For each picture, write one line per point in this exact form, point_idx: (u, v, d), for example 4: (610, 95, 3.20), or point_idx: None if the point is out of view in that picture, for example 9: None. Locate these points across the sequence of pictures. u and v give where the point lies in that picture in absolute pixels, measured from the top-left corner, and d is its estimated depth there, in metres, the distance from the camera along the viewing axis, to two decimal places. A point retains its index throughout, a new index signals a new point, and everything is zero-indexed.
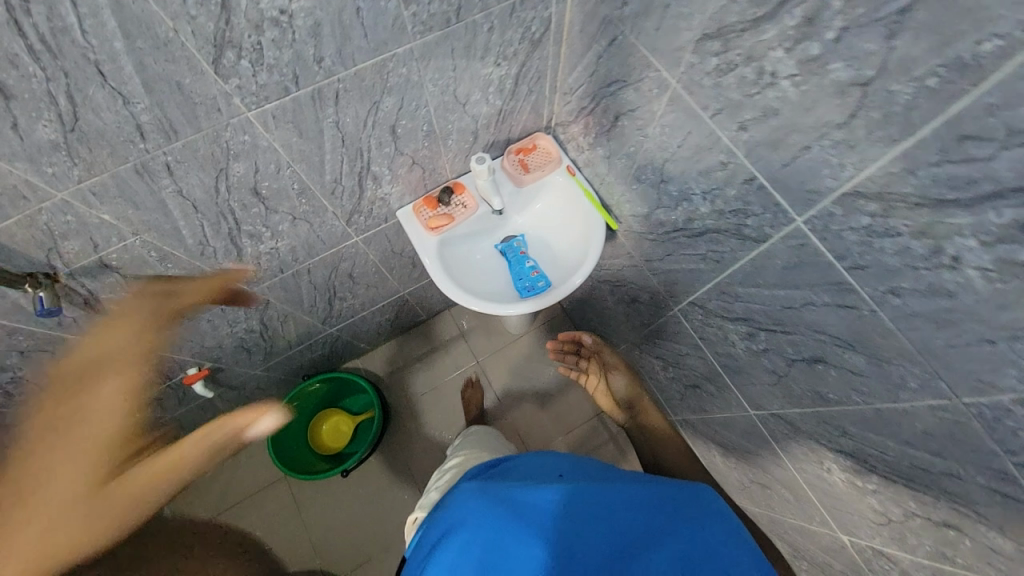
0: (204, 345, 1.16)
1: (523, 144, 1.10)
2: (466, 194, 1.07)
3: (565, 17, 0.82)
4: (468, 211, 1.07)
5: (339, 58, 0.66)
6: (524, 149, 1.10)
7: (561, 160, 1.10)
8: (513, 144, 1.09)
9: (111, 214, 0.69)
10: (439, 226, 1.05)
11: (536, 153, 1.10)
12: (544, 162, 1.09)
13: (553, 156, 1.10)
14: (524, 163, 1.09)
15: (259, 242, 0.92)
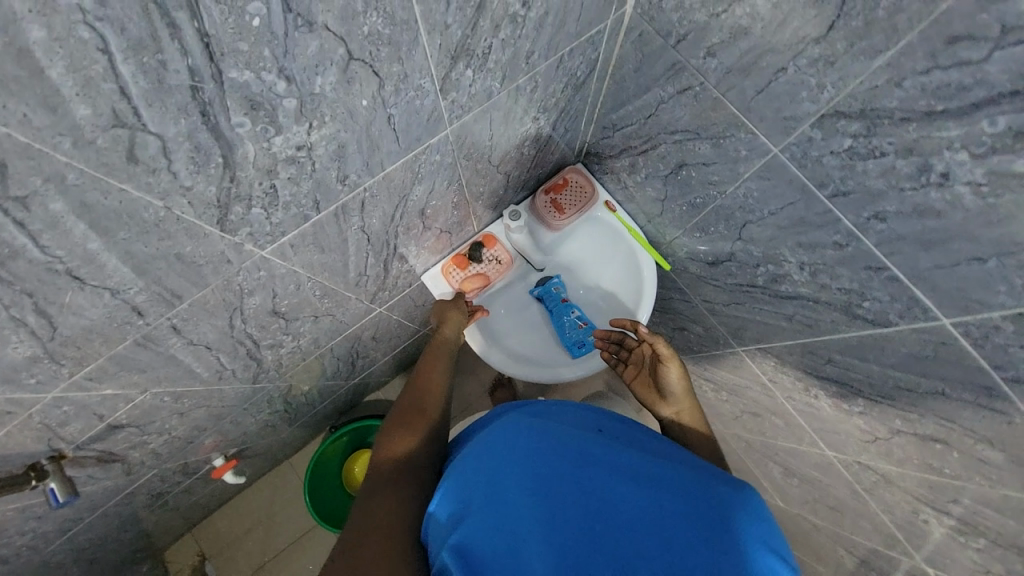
0: (228, 437, 1.06)
1: (555, 182, 0.97)
2: (497, 247, 0.96)
3: (614, 53, 0.67)
4: (503, 266, 0.96)
5: (366, 169, 0.52)
6: (557, 187, 0.97)
7: (599, 195, 0.97)
8: (544, 183, 0.97)
9: (114, 387, 0.57)
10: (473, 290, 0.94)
11: (571, 190, 0.97)
12: (580, 199, 0.97)
13: (590, 191, 0.98)
14: (559, 203, 0.96)
15: (279, 348, 0.80)
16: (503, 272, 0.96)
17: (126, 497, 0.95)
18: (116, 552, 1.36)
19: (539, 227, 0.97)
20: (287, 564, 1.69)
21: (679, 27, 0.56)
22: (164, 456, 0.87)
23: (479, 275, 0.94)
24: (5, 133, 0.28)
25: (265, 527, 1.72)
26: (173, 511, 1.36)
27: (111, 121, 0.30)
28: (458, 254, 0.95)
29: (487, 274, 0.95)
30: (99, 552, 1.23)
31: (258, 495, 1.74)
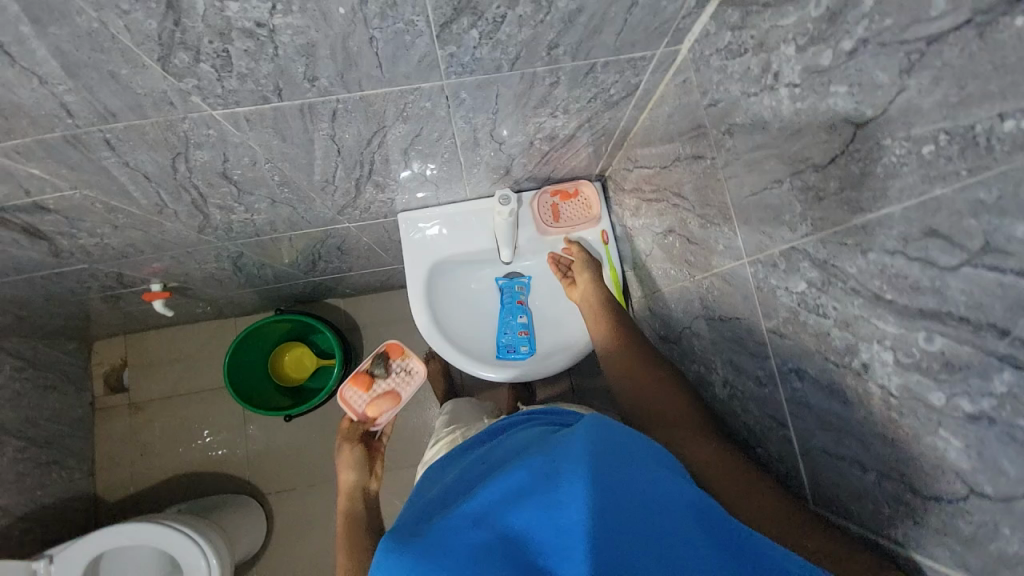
0: (169, 270, 1.09)
1: (563, 185, 0.94)
2: (410, 359, 0.98)
3: (656, 89, 0.62)
4: (413, 381, 0.96)
5: (342, 81, 0.50)
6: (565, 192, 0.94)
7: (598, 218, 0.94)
8: (555, 182, 0.93)
9: (41, 170, 0.58)
10: (383, 413, 0.96)
11: (573, 200, 0.94)
12: (577, 214, 0.94)
13: (590, 211, 0.95)
14: (556, 208, 0.94)
15: (230, 212, 0.81)
16: (416, 381, 0.97)
17: (55, 277, 1.00)
18: (45, 320, 1.43)
19: (529, 222, 0.94)
20: (191, 406, 1.77)
21: (714, 90, 0.51)
22: (96, 256, 0.90)
23: (387, 395, 0.96)
24: None
25: (187, 365, 1.80)
26: (109, 309, 1.42)
27: None
28: (357, 379, 0.96)
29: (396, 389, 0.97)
30: (27, 312, 1.30)
31: (194, 334, 1.81)
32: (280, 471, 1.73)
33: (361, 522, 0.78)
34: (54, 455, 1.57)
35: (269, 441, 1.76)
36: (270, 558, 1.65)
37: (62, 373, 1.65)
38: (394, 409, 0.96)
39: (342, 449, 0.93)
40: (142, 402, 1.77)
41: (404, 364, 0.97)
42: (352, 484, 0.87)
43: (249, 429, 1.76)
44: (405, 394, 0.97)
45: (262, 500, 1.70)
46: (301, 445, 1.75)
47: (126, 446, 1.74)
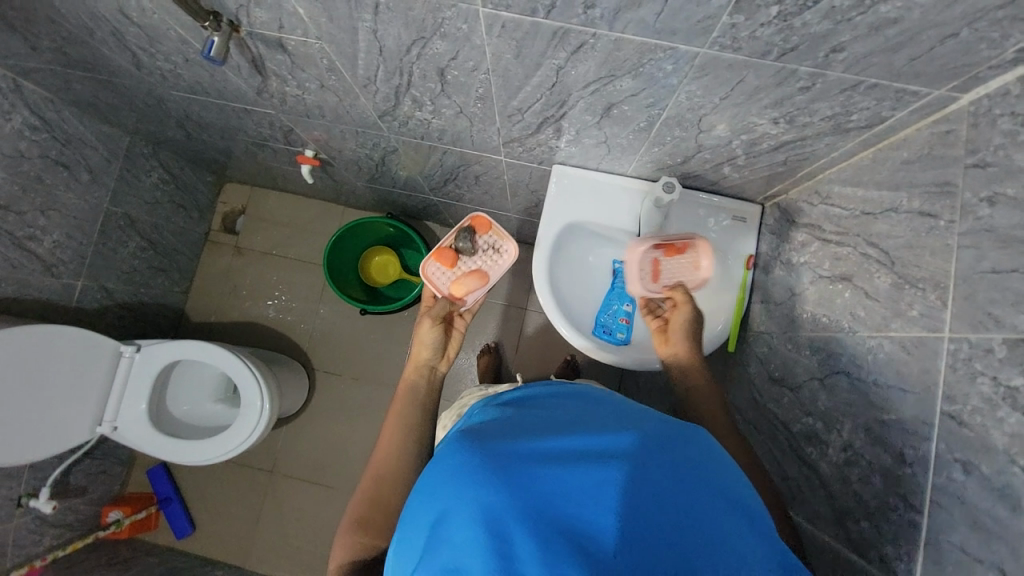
0: (328, 142, 1.18)
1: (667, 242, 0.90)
2: (500, 239, 1.04)
3: (901, 131, 0.58)
4: (502, 259, 1.03)
5: (612, 17, 0.51)
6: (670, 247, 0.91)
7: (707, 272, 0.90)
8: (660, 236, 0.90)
9: (306, 12, 0.63)
10: (470, 287, 0.99)
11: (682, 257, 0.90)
12: (682, 270, 0.91)
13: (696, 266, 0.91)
14: (660, 267, 0.90)
15: (418, 108, 0.85)
16: (502, 262, 1.04)
17: (241, 112, 1.10)
18: (202, 148, 1.60)
19: (632, 276, 0.90)
20: (281, 268, 1.94)
21: (990, 152, 0.47)
22: (285, 107, 0.99)
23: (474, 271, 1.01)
24: None
25: (290, 232, 1.96)
26: (255, 158, 1.56)
27: None
28: (446, 252, 1.01)
29: (482, 266, 1.03)
30: (194, 136, 1.46)
31: (305, 207, 1.96)
32: (333, 354, 1.87)
33: (423, 405, 0.83)
34: (162, 262, 1.79)
35: (335, 326, 1.89)
36: (298, 424, 1.81)
37: (194, 197, 1.85)
38: (480, 286, 1.00)
39: (428, 322, 0.91)
40: (244, 248, 1.96)
41: (491, 243, 1.04)
42: (424, 361, 0.89)
43: (321, 308, 1.91)
44: (490, 272, 1.02)
45: (309, 372, 1.85)
46: (358, 339, 1.87)
47: (220, 281, 1.95)
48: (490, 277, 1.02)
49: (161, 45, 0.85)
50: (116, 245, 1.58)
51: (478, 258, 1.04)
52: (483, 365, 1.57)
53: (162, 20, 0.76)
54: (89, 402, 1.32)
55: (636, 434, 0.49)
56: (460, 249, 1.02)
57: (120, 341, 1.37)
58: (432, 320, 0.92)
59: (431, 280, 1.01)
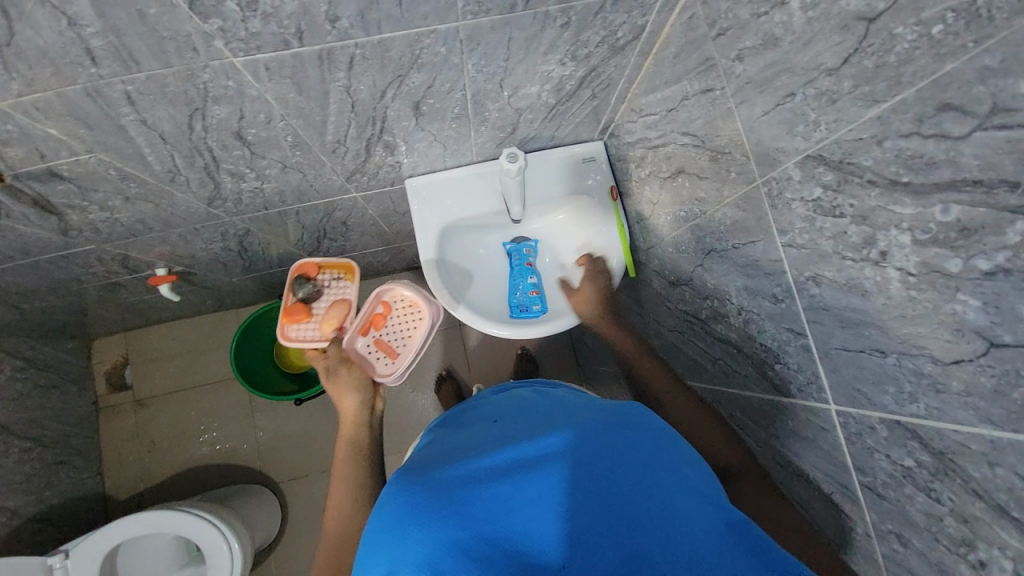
0: (175, 252, 1.10)
1: (365, 320, 1.10)
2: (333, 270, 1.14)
3: (661, 30, 0.64)
4: (348, 280, 1.13)
5: (361, 20, 0.51)
6: (376, 318, 1.11)
7: (417, 300, 1.13)
8: (360, 323, 1.09)
9: (57, 129, 0.58)
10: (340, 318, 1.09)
11: (391, 311, 1.12)
12: (400, 319, 1.13)
13: (406, 303, 1.14)
14: (385, 340, 1.10)
15: (241, 180, 0.81)
16: (350, 281, 1.15)
17: (61, 261, 0.99)
18: (45, 317, 1.42)
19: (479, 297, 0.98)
20: (196, 399, 1.76)
21: (723, 19, 0.52)
22: (104, 235, 0.90)
23: (332, 307, 1.10)
24: None
25: (189, 359, 1.79)
26: (113, 301, 1.42)
27: None
28: (296, 309, 1.08)
29: (337, 296, 1.13)
30: (26, 308, 1.28)
31: (194, 328, 1.80)
32: (290, 460, 1.73)
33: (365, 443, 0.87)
34: (61, 453, 1.56)
35: (279, 430, 1.76)
36: (282, 547, 1.66)
37: (63, 372, 1.63)
38: (348, 313, 1.09)
39: (345, 368, 1.01)
40: (146, 399, 1.76)
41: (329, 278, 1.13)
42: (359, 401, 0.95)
43: (257, 418, 1.76)
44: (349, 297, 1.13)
45: (274, 489, 1.70)
46: (311, 433, 1.75)
47: (133, 444, 1.73)
48: (352, 300, 1.12)
49: None
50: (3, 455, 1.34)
51: (328, 294, 1.13)
52: (445, 396, 1.53)
53: None
54: None
55: (565, 432, 0.53)
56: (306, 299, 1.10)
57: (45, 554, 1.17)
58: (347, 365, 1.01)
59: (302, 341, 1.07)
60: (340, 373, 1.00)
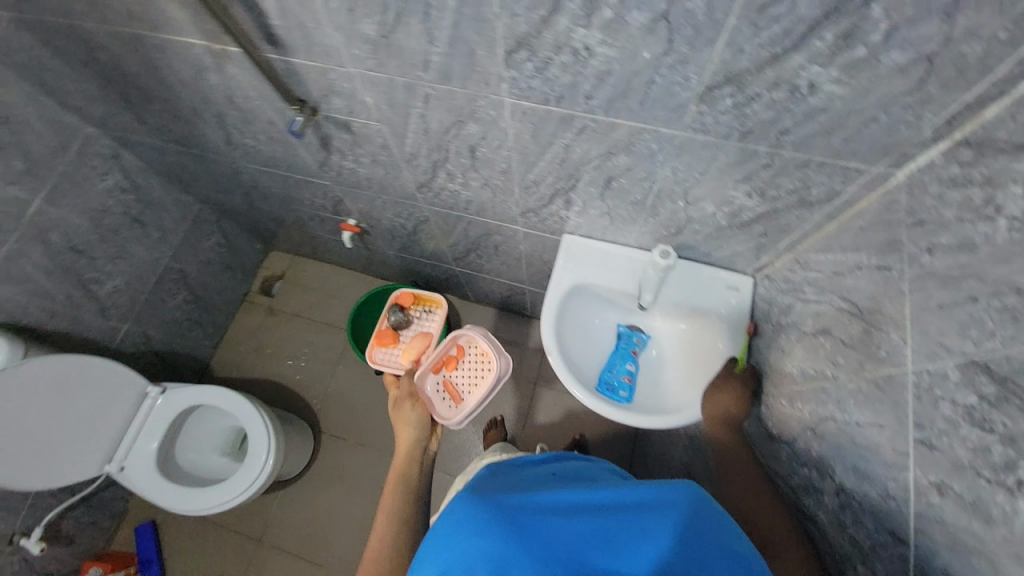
0: (370, 211, 1.37)
1: (440, 359, 1.32)
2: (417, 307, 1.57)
3: (856, 203, 0.68)
4: (432, 316, 1.56)
5: (607, 105, 0.65)
6: (449, 360, 1.32)
7: (488, 352, 1.30)
8: (435, 362, 1.30)
9: (372, 100, 0.82)
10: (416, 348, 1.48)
11: (463, 354, 1.32)
12: (469, 365, 1.32)
13: (477, 351, 1.33)
14: (452, 382, 1.30)
15: (450, 180, 1.02)
16: (435, 317, 1.58)
17: (302, 183, 1.31)
18: (259, 218, 1.83)
19: (578, 356, 1.03)
20: (307, 329, 2.06)
21: (925, 212, 0.55)
22: (340, 178, 1.19)
23: (416, 337, 1.53)
24: None
25: (320, 297, 2.11)
26: (303, 228, 1.78)
27: None
28: (385, 335, 1.52)
29: (421, 329, 1.54)
30: (255, 206, 1.69)
31: (337, 276, 2.14)
32: (342, 417, 1.89)
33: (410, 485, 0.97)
34: (201, 317, 1.94)
35: (349, 387, 1.94)
36: (296, 488, 1.78)
37: (241, 262, 2.05)
38: (427, 344, 1.51)
39: (410, 402, 1.15)
40: (276, 309, 2.10)
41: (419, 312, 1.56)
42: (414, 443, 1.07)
43: (339, 368, 1.98)
44: (432, 330, 1.53)
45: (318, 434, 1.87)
46: (370, 405, 1.90)
47: (248, 337, 2.07)
48: (432, 333, 1.53)
49: (252, 126, 1.05)
50: (165, 297, 1.74)
51: (416, 326, 1.55)
52: (490, 439, 1.54)
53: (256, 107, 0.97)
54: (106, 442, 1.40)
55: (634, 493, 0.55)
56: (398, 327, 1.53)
57: (143, 385, 1.47)
58: (412, 404, 1.15)
59: (386, 363, 1.50)
60: (404, 410, 1.14)
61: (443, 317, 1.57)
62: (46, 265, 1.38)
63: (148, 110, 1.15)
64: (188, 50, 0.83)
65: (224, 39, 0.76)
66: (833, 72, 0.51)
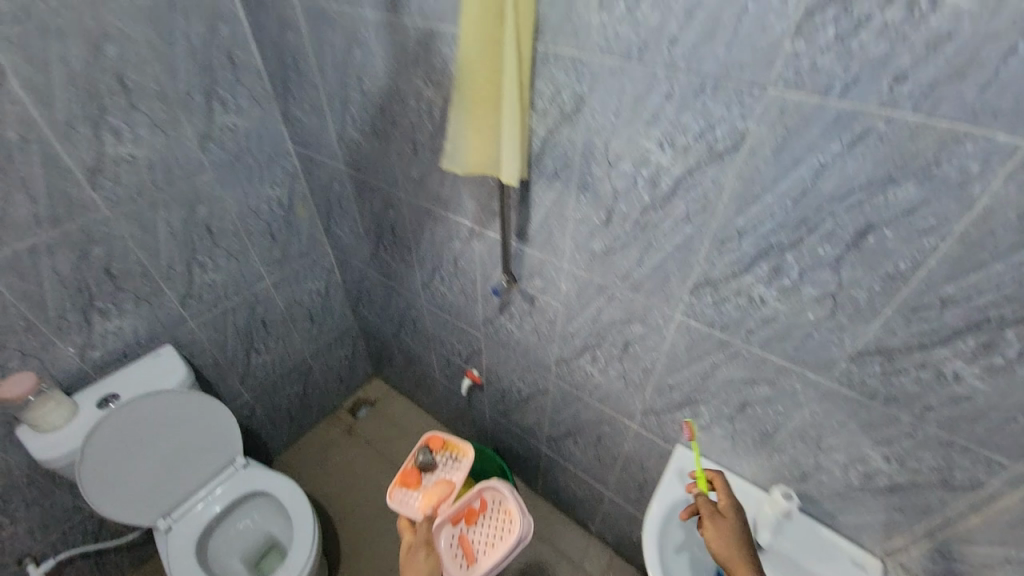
0: (496, 369, 1.56)
1: (462, 510, 1.23)
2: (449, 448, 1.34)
3: (1003, 499, 0.71)
4: (459, 465, 1.30)
5: (764, 342, 0.82)
6: (470, 512, 1.23)
7: (512, 509, 1.21)
8: (454, 513, 1.21)
9: (565, 288, 1.09)
10: (439, 497, 1.23)
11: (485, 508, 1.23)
12: (490, 523, 1.22)
13: (500, 509, 1.24)
14: (468, 538, 1.20)
15: (591, 364, 1.19)
16: (461, 466, 1.30)
17: (456, 330, 1.59)
18: (390, 346, 2.12)
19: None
20: (374, 460, 2.10)
21: None
22: (492, 335, 1.44)
23: (438, 483, 1.26)
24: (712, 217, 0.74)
25: (398, 434, 2.21)
26: (422, 367, 2.01)
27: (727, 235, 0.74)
28: (409, 476, 1.28)
29: (444, 475, 1.28)
30: (396, 336, 1.99)
31: (421, 420, 2.27)
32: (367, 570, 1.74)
33: None
34: (296, 413, 2.12)
35: (388, 537, 1.84)
36: None
37: (351, 376, 2.31)
38: (448, 494, 1.23)
39: (424, 551, 1.07)
40: (355, 431, 2.22)
41: (448, 455, 1.33)
42: None
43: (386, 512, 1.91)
44: (454, 479, 1.27)
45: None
46: (394, 568, 1.75)
47: (319, 449, 2.16)
48: (454, 482, 1.26)
49: (455, 279, 1.38)
50: (283, 384, 1.99)
51: (440, 471, 1.30)
52: None
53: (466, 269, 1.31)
54: (171, 494, 1.44)
55: None
56: (422, 467, 1.29)
57: (235, 453, 1.58)
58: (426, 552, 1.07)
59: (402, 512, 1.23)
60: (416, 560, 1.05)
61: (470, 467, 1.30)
62: (241, 327, 1.70)
63: (384, 248, 1.57)
64: (457, 224, 1.21)
65: (489, 225, 1.12)
66: (976, 370, 0.64)
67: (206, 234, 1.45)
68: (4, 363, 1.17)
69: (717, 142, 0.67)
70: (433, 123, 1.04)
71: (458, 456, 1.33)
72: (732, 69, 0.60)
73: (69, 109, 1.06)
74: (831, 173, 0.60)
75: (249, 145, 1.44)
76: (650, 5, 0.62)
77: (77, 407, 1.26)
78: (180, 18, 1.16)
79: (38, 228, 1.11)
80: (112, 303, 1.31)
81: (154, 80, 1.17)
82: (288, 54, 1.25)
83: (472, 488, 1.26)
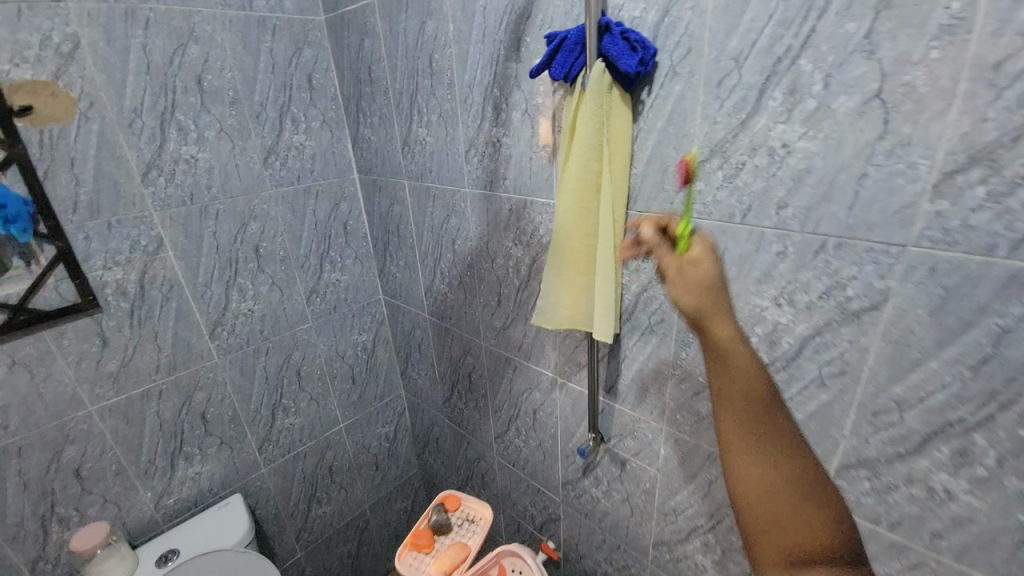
0: (575, 544, 1.32)
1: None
2: (465, 510, 1.24)
3: None
4: (475, 525, 1.19)
5: (961, 551, 0.61)
6: None
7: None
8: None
9: (664, 453, 0.94)
10: (450, 559, 1.12)
11: (505, 574, 1.15)
12: None
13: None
14: None
15: (702, 555, 0.96)
16: (477, 527, 1.20)
17: (529, 490, 1.41)
18: None
19: None
20: None
21: None
22: (573, 501, 1.25)
23: (451, 546, 1.15)
24: (856, 382, 0.63)
25: None
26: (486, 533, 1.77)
27: (881, 406, 0.61)
28: (422, 534, 1.18)
29: (459, 538, 1.18)
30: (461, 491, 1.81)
31: None
32: None
33: None
34: None
35: None
36: None
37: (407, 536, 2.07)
38: (462, 559, 1.13)
39: None
40: None
41: (463, 515, 1.23)
42: None
43: None
44: (469, 544, 1.17)
45: None
46: None
47: None
48: (470, 548, 1.16)
49: (531, 433, 1.27)
50: (337, 542, 1.83)
51: (455, 534, 1.20)
52: None
53: (544, 422, 1.21)
54: None
55: None
56: (435, 527, 1.20)
57: None
58: None
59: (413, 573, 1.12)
60: None
61: (486, 527, 1.19)
62: (307, 475, 1.65)
63: (458, 393, 1.53)
64: (538, 374, 1.15)
65: (574, 378, 1.06)
66: None
67: (295, 378, 1.51)
68: (85, 511, 1.17)
69: (850, 301, 0.59)
70: (519, 278, 1.08)
71: (474, 516, 1.23)
72: (861, 228, 0.56)
73: (210, 273, 1.24)
74: (1018, 339, 0.50)
75: (347, 296, 1.57)
76: (751, 172, 0.63)
77: (138, 561, 1.20)
78: (312, 199, 1.39)
79: (157, 376, 1.21)
80: (198, 448, 1.33)
81: (281, 248, 1.36)
82: (392, 221, 1.43)
83: (492, 553, 1.18)
